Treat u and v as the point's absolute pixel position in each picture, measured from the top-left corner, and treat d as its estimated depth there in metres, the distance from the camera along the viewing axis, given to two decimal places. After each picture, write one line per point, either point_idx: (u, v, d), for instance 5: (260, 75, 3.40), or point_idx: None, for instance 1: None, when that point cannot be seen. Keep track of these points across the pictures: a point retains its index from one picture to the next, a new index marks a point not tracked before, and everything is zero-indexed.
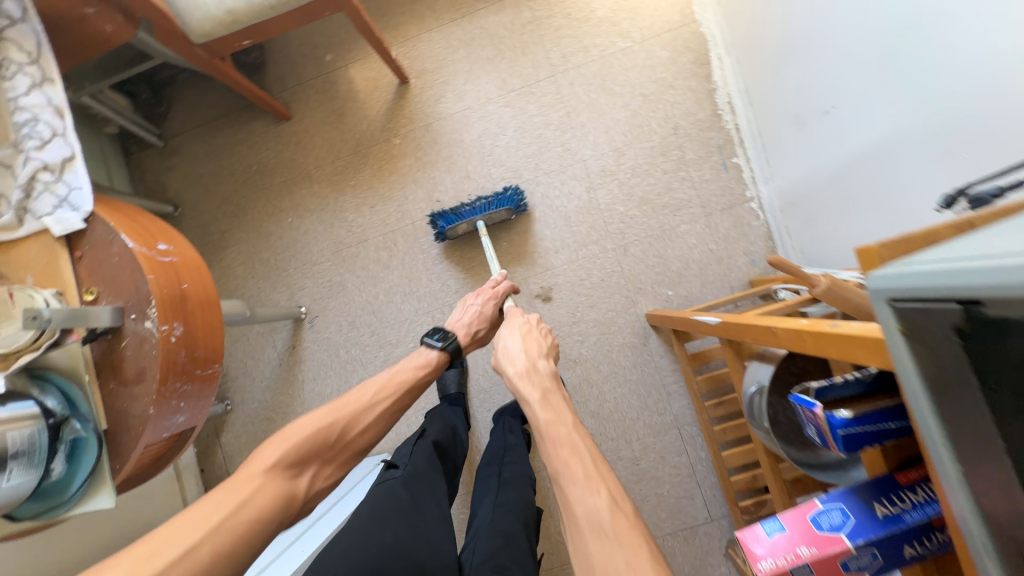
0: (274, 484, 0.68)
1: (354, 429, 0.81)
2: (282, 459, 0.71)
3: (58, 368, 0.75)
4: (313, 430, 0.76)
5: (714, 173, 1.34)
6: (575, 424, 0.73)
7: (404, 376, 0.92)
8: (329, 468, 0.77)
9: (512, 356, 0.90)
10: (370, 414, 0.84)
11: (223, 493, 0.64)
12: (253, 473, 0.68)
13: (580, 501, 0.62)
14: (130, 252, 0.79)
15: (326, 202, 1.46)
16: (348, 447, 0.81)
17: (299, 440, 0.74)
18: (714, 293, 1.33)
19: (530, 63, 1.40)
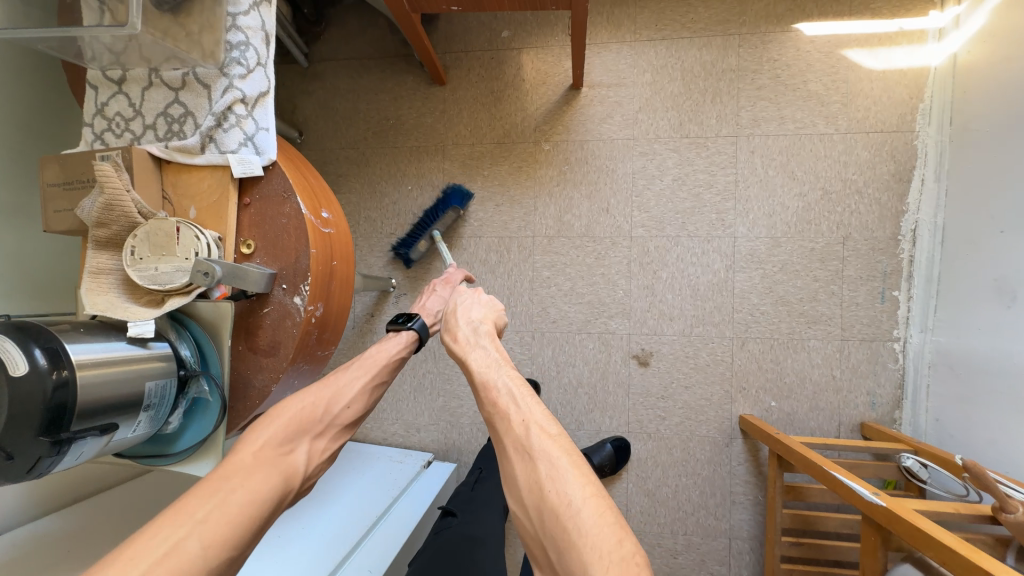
0: (266, 463, 0.60)
1: (338, 403, 0.72)
2: (272, 437, 0.63)
3: (199, 318, 0.70)
4: (299, 409, 0.68)
5: (868, 300, 1.22)
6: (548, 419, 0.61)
7: (382, 355, 0.81)
8: (320, 443, 0.68)
9: (467, 308, 0.83)
10: (349, 386, 0.75)
11: (208, 486, 0.53)
12: (241, 459, 0.59)
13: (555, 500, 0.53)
14: (301, 218, 0.72)
15: (452, 183, 1.38)
16: (331, 425, 0.70)
17: (285, 417, 0.66)
18: (820, 421, 1.23)
19: (716, 114, 1.27)
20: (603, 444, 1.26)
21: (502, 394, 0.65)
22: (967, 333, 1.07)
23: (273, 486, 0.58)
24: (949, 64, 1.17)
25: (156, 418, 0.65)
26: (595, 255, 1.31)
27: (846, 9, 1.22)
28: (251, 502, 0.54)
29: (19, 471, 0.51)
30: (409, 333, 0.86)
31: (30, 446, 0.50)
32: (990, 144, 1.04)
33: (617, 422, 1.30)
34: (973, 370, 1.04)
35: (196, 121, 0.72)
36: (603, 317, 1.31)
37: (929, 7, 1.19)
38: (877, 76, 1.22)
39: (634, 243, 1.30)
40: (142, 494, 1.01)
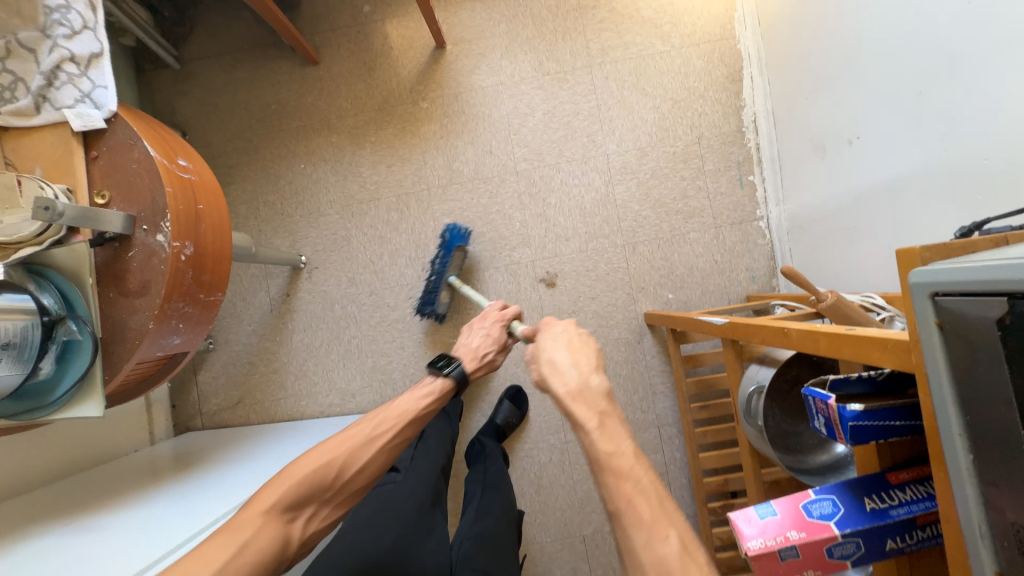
0: (272, 526, 0.66)
1: (353, 466, 0.75)
2: (279, 503, 0.68)
3: (58, 266, 0.71)
4: (313, 470, 0.72)
5: (730, 188, 1.38)
6: (636, 455, 0.58)
7: (409, 409, 0.84)
8: (329, 509, 0.73)
9: (561, 373, 0.68)
10: (371, 448, 0.78)
11: (217, 544, 0.62)
12: (248, 519, 0.65)
13: (647, 546, 0.51)
14: (151, 161, 0.76)
15: (343, 154, 1.43)
16: (346, 486, 0.75)
17: (299, 479, 0.70)
18: (712, 302, 1.37)
19: (568, 49, 1.40)
20: (502, 403, 1.35)
21: (631, 475, 0.55)
22: (805, 192, 1.23)
23: (275, 543, 0.66)
24: None
25: (22, 361, 0.65)
26: (489, 195, 1.40)
27: None
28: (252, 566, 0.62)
29: None
30: (445, 379, 0.90)
31: None
32: (787, 31, 1.22)
33: None
34: (814, 222, 1.21)
35: (27, 84, 0.75)
36: (506, 250, 1.39)
37: None
38: None
39: (521, 177, 1.40)
40: (62, 492, 0.98)
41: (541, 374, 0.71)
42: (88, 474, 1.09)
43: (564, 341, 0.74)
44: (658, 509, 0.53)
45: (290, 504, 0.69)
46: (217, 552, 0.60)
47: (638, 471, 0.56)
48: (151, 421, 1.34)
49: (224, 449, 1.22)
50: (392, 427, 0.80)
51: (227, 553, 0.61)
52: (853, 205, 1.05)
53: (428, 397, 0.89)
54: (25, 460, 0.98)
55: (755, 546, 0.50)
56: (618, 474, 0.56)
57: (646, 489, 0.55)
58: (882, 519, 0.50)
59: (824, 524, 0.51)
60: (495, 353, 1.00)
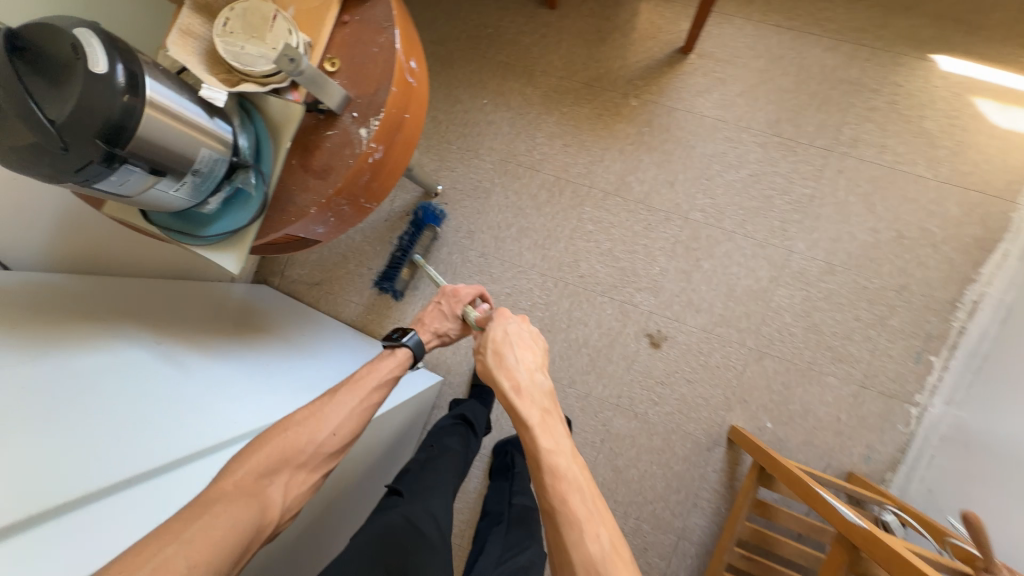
0: (246, 496, 0.60)
1: (323, 434, 0.71)
2: (252, 469, 0.63)
3: (265, 114, 0.69)
4: (284, 441, 0.67)
5: (902, 356, 1.18)
6: (574, 453, 0.69)
7: (374, 376, 0.81)
8: (302, 476, 0.67)
9: (512, 366, 0.77)
10: (339, 412, 0.74)
11: (191, 511, 0.55)
12: (223, 487, 0.60)
13: (579, 546, 0.61)
14: (392, 53, 0.70)
15: (528, 109, 1.34)
16: (319, 451, 0.69)
17: (270, 449, 0.66)
18: (809, 456, 1.20)
19: (816, 122, 1.21)
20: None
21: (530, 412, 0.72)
22: (994, 414, 1.01)
23: (251, 515, 0.58)
24: None
25: (198, 190, 0.64)
26: (645, 225, 1.28)
27: (993, 56, 1.15)
28: (222, 537, 0.55)
29: (65, 172, 0.49)
30: (405, 349, 0.87)
31: (85, 143, 0.48)
32: None
33: (608, 391, 1.28)
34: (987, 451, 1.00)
35: None
36: (630, 287, 1.28)
37: None
38: (999, 134, 1.14)
39: (688, 225, 1.26)
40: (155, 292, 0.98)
41: (486, 363, 0.79)
42: (180, 284, 1.08)
43: (527, 332, 0.82)
44: (592, 510, 0.64)
45: (263, 471, 0.64)
46: (179, 529, 0.53)
47: (578, 476, 0.66)
48: None
49: (296, 328, 1.15)
50: (362, 391, 0.78)
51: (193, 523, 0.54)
52: None
53: (400, 367, 0.85)
54: (126, 243, 1.01)
55: None
56: (564, 476, 0.66)
57: (583, 490, 0.65)
58: None
59: None
60: (451, 331, 0.92)
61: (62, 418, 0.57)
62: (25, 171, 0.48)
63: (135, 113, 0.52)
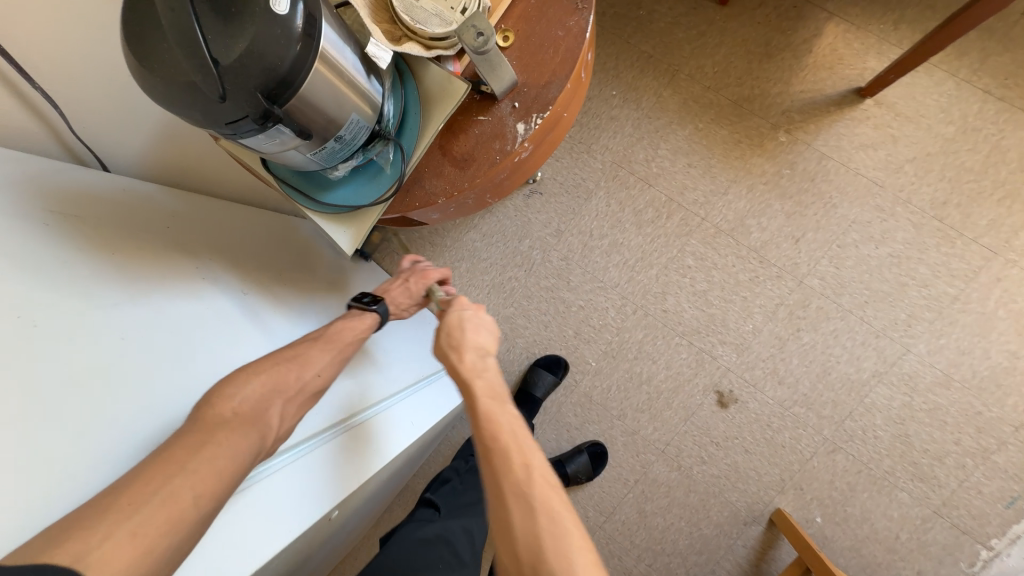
0: (246, 426, 0.56)
1: (306, 372, 0.65)
2: (252, 396, 0.58)
3: (420, 80, 0.59)
4: (274, 369, 0.62)
5: (993, 495, 1.06)
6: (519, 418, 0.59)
7: (354, 329, 0.73)
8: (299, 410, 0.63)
9: (478, 337, 0.67)
10: (320, 355, 0.67)
11: (198, 440, 0.51)
12: (219, 415, 0.55)
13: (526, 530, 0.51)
14: (579, 43, 0.59)
15: (660, 114, 1.19)
16: (309, 392, 0.65)
17: (264, 381, 0.60)
18: (851, 564, 1.12)
19: (991, 216, 1.04)
20: (578, 453, 1.21)
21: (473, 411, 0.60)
22: None
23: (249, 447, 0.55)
24: None
25: (332, 156, 0.56)
26: (751, 276, 1.15)
27: None
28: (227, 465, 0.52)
29: (216, 122, 0.41)
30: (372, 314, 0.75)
31: (244, 95, 0.40)
32: None
33: (657, 435, 1.21)
34: None
35: None
36: (714, 337, 1.18)
37: None
38: None
39: (799, 290, 1.13)
40: (229, 218, 0.87)
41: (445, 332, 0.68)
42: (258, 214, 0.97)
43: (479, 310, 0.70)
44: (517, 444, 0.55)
45: (257, 402, 0.58)
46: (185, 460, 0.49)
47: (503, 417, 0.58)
48: None
49: (365, 288, 1.06)
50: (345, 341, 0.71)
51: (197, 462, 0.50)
52: None
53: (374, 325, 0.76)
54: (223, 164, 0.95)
55: None
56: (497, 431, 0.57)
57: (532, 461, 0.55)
58: None
59: None
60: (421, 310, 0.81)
61: (126, 373, 0.53)
62: (175, 112, 0.42)
63: (304, 70, 0.44)
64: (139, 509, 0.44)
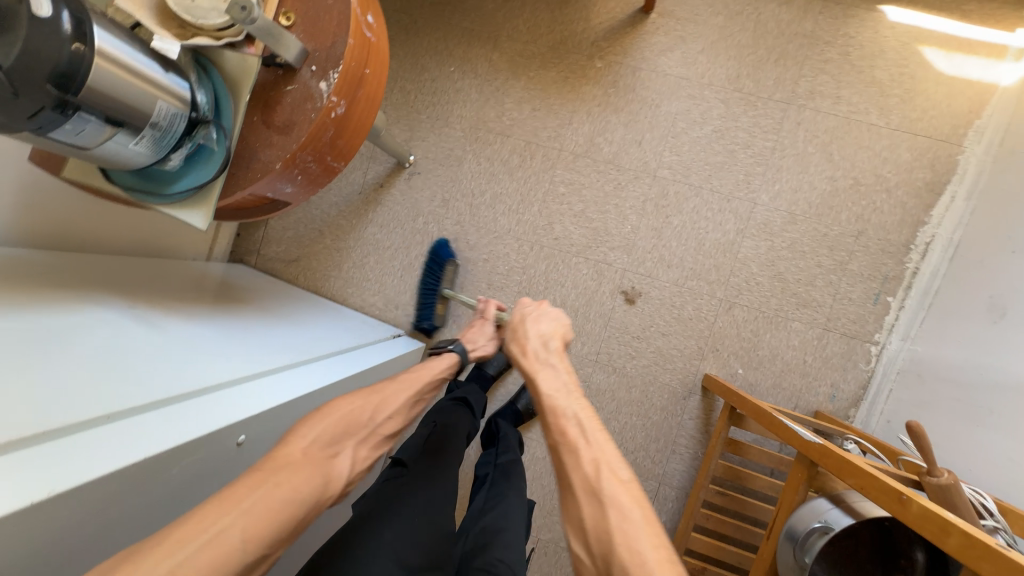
0: (313, 463, 0.61)
1: (384, 412, 0.78)
2: (321, 437, 0.65)
3: (223, 69, 0.70)
4: (348, 411, 0.71)
5: (861, 298, 1.24)
6: (586, 403, 0.67)
7: (430, 371, 0.93)
8: (363, 450, 0.71)
9: (536, 326, 0.87)
10: (398, 400, 0.82)
11: (255, 478, 0.54)
12: (289, 454, 0.60)
13: (575, 468, 0.58)
14: (347, 5, 0.71)
15: (495, 75, 1.35)
16: (370, 434, 0.73)
17: (333, 420, 0.69)
18: (778, 398, 1.26)
19: (775, 75, 1.24)
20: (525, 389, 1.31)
21: (566, 414, 0.65)
22: (947, 344, 1.09)
23: (316, 483, 0.59)
24: (1018, 86, 1.15)
25: (159, 144, 0.64)
26: (615, 185, 1.31)
27: (938, 4, 1.19)
28: (287, 504, 0.54)
29: (19, 118, 0.49)
30: (449, 355, 0.99)
31: (37, 89, 0.48)
32: None
33: (587, 349, 1.32)
34: (942, 380, 1.07)
35: None
36: (604, 246, 1.31)
37: (1019, 23, 1.17)
38: (943, 80, 1.20)
39: (656, 183, 1.29)
40: (108, 268, 0.95)
41: (513, 339, 0.86)
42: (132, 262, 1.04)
43: (555, 319, 0.90)
44: (594, 437, 0.61)
45: (327, 441, 0.66)
46: (244, 494, 0.52)
47: (576, 408, 0.66)
48: (214, 241, 1.37)
49: (261, 299, 1.17)
50: (416, 385, 0.88)
51: (260, 489, 0.53)
52: (1005, 389, 0.91)
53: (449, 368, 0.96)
54: (96, 220, 0.99)
55: None
56: (561, 412, 0.65)
57: (581, 419, 0.64)
58: None
59: None
60: (490, 343, 1.05)
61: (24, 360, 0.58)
62: None
63: (83, 63, 0.52)
64: (187, 542, 0.45)
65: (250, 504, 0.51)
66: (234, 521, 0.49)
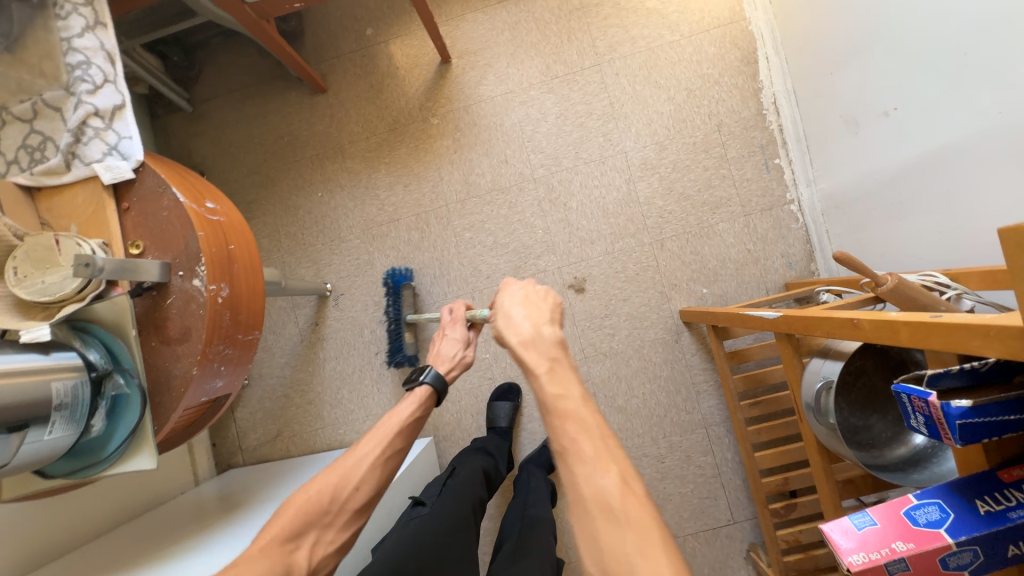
0: (272, 558, 0.68)
1: (347, 487, 0.77)
2: (280, 533, 0.71)
3: (100, 320, 0.71)
4: (308, 499, 0.74)
5: (756, 173, 1.34)
6: (592, 406, 0.62)
7: (397, 419, 0.85)
8: (330, 536, 0.74)
9: (515, 324, 0.72)
10: (361, 466, 0.79)
11: None
12: (249, 553, 0.68)
13: (583, 479, 0.56)
14: (181, 207, 0.75)
15: (358, 178, 1.43)
16: (337, 517, 0.75)
17: (294, 510, 0.73)
18: (749, 293, 1.32)
19: (575, 50, 1.38)
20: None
21: (575, 420, 0.60)
22: (839, 170, 1.19)
23: (274, 574, 0.66)
24: None
25: (74, 419, 0.65)
26: (508, 205, 1.38)
27: None
28: None
29: None
30: (423, 384, 0.90)
31: None
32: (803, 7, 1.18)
33: (572, 351, 1.34)
34: (854, 200, 1.15)
35: (55, 143, 0.77)
36: (532, 259, 1.37)
37: None
38: None
39: (540, 184, 1.38)
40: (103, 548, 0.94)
41: (496, 327, 0.74)
42: (129, 528, 1.04)
43: (542, 298, 0.76)
44: (607, 448, 0.58)
45: (289, 533, 0.71)
46: None
47: (587, 418, 0.60)
48: (194, 461, 1.34)
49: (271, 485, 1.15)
50: (381, 440, 0.82)
51: (217, 575, 0.62)
52: (896, 180, 1.00)
53: (421, 403, 0.89)
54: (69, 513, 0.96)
55: (857, 562, 0.48)
56: (566, 415, 0.60)
57: (591, 428, 0.60)
58: (1001, 524, 0.46)
59: (934, 532, 0.48)
60: (464, 351, 0.98)
61: None
62: None
63: None
64: None
65: None
66: None
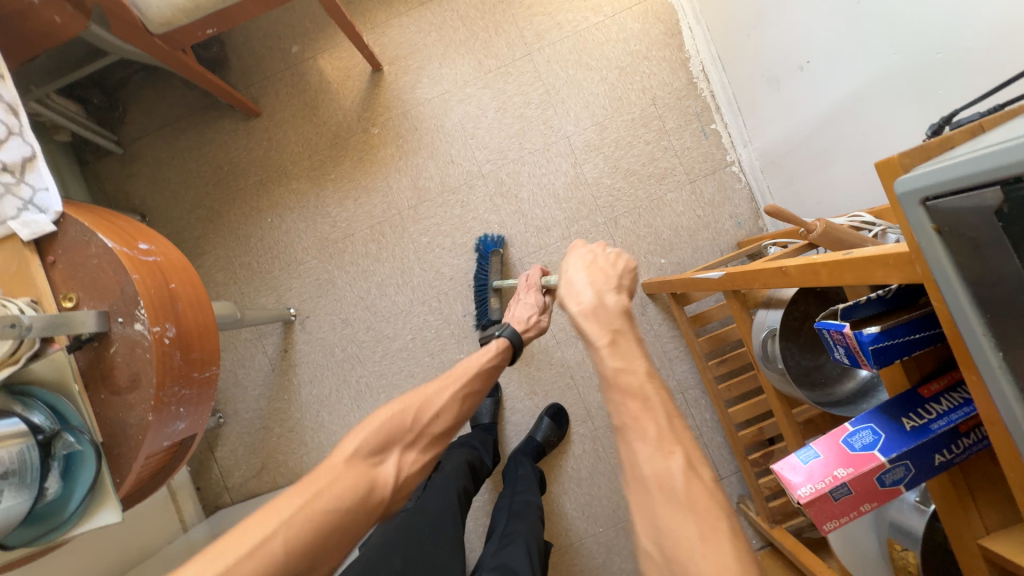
0: (356, 474, 0.65)
1: (429, 412, 0.75)
2: (364, 447, 0.67)
3: (41, 380, 0.69)
4: (388, 418, 0.71)
5: (695, 140, 1.37)
6: (649, 374, 0.62)
7: (474, 363, 0.85)
8: (410, 455, 0.71)
9: (576, 292, 0.74)
10: (444, 394, 0.77)
11: (300, 489, 0.61)
12: (333, 465, 0.65)
13: (650, 461, 0.55)
14: (110, 252, 0.73)
15: (306, 198, 1.41)
16: (416, 442, 0.72)
17: (377, 427, 0.70)
18: (705, 257, 1.36)
19: (504, 43, 1.39)
20: (540, 420, 1.31)
21: (642, 392, 0.60)
22: (769, 128, 1.23)
23: (359, 491, 0.63)
24: None
25: (25, 486, 0.63)
26: (461, 204, 1.38)
27: None
28: (332, 509, 0.60)
29: None
30: (500, 339, 0.91)
31: None
32: None
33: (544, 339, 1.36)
34: (786, 154, 1.20)
35: None
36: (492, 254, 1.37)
37: None
38: None
39: (489, 179, 1.38)
40: None
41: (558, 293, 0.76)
42: None
43: (604, 266, 0.78)
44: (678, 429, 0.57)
45: (373, 448, 0.68)
46: (285, 507, 0.59)
47: (653, 392, 0.60)
48: (178, 508, 1.31)
49: None
50: (456, 380, 0.80)
51: (302, 500, 0.60)
52: (819, 130, 1.05)
53: (488, 356, 0.88)
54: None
55: (806, 493, 0.50)
56: (627, 378, 0.62)
57: (657, 408, 0.59)
58: (924, 436, 0.49)
59: (869, 454, 0.51)
60: (539, 315, 1.01)
61: None
62: None
63: None
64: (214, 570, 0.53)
65: (296, 515, 0.58)
66: (276, 531, 0.57)
